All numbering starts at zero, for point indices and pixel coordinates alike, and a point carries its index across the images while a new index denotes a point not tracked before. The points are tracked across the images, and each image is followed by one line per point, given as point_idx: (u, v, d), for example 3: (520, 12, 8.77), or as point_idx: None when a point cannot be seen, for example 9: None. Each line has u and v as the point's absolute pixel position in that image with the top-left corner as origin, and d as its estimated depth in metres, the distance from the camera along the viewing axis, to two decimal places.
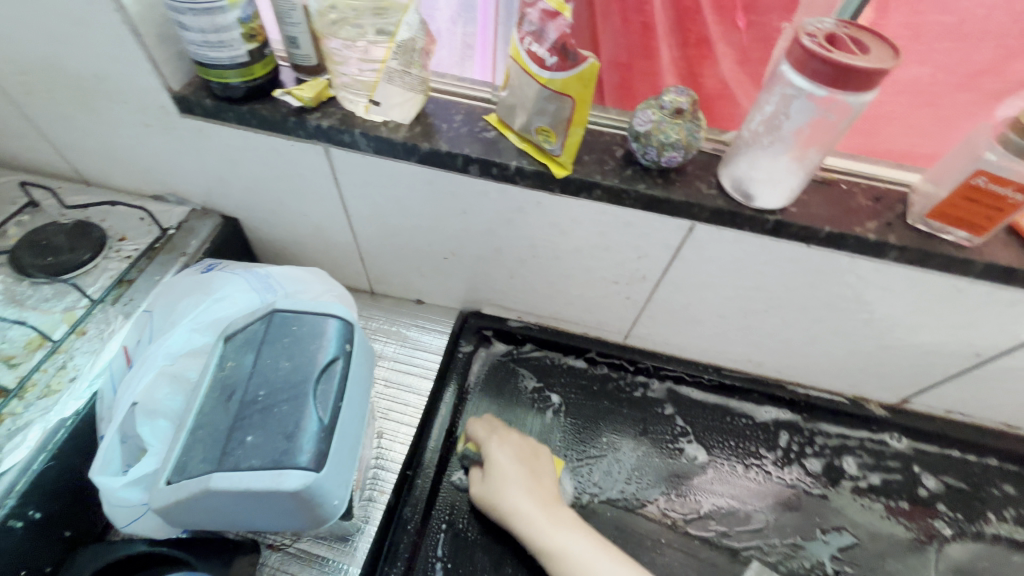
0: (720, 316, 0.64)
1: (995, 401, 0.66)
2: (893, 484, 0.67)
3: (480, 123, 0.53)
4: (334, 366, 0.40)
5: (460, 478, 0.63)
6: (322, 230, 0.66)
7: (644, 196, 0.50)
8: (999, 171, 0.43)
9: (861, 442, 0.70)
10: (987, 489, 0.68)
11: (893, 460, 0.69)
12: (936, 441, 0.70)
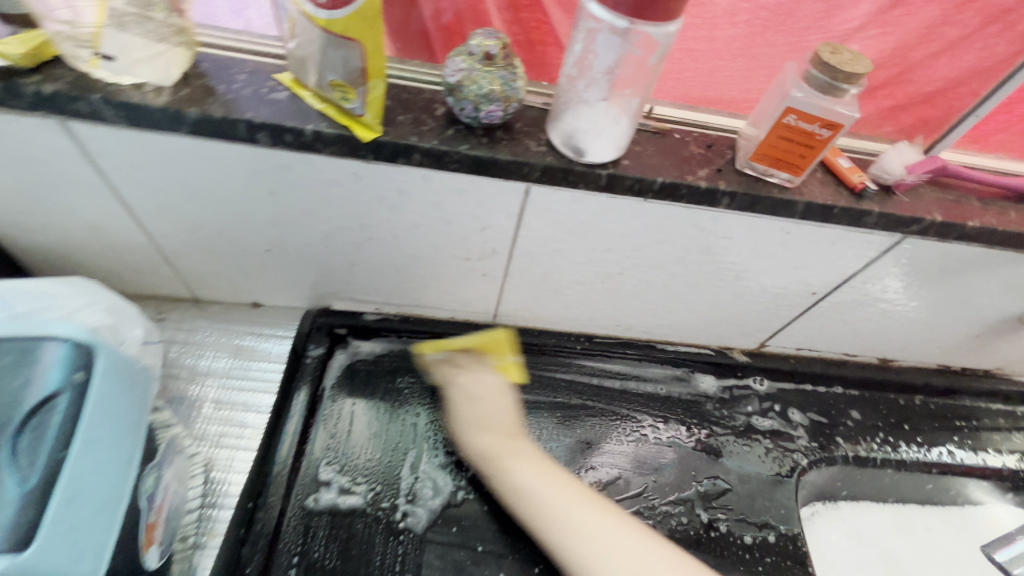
0: (580, 283, 0.64)
1: (835, 334, 0.72)
2: (760, 425, 0.70)
3: (280, 88, 0.47)
4: (55, 401, 0.42)
5: (316, 499, 0.55)
6: (109, 235, 0.54)
7: (465, 157, 0.48)
8: (805, 108, 0.48)
9: (730, 390, 0.72)
10: (841, 420, 0.72)
11: (757, 403, 0.71)
12: (792, 378, 0.74)
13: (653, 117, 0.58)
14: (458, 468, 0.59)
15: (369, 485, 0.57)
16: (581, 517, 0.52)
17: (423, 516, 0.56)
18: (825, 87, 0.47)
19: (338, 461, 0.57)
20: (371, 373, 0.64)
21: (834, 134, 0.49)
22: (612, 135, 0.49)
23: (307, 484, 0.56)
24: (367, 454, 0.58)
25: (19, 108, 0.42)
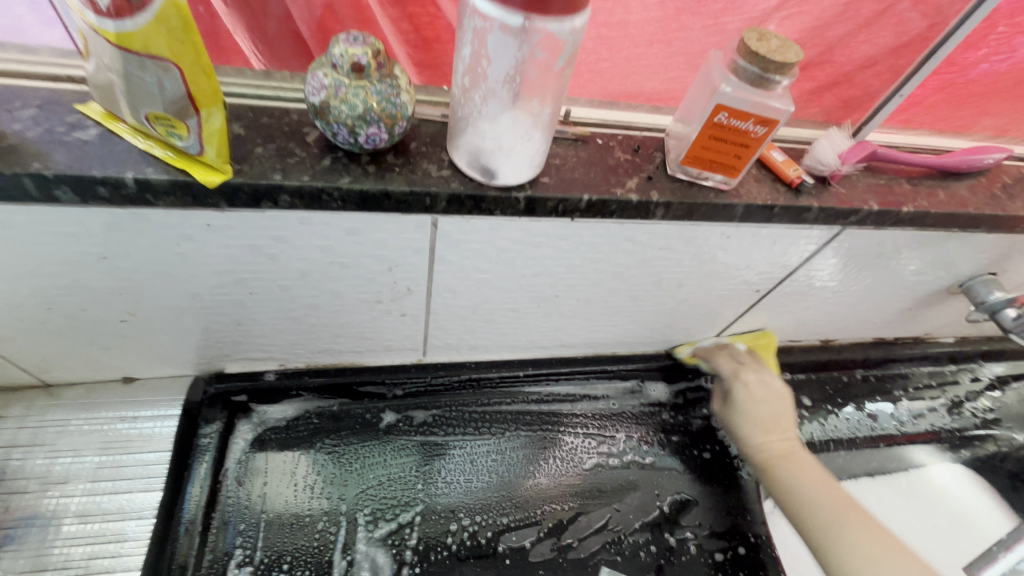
0: (825, 305, 0.63)
1: None
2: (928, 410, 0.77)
3: (617, 156, 0.42)
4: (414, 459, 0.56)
5: (616, 545, 0.55)
6: (387, 313, 0.49)
7: (821, 212, 0.44)
8: None
9: (895, 381, 0.78)
10: (992, 394, 0.80)
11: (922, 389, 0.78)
12: (946, 360, 0.80)
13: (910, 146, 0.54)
14: (742, 501, 0.61)
15: (674, 531, 0.58)
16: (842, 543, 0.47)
17: (712, 547, 0.58)
18: None
19: (621, 504, 0.58)
20: (622, 415, 0.65)
21: None
22: (922, 182, 0.50)
23: (615, 535, 0.56)
24: (642, 493, 0.59)
25: (389, 207, 0.36)
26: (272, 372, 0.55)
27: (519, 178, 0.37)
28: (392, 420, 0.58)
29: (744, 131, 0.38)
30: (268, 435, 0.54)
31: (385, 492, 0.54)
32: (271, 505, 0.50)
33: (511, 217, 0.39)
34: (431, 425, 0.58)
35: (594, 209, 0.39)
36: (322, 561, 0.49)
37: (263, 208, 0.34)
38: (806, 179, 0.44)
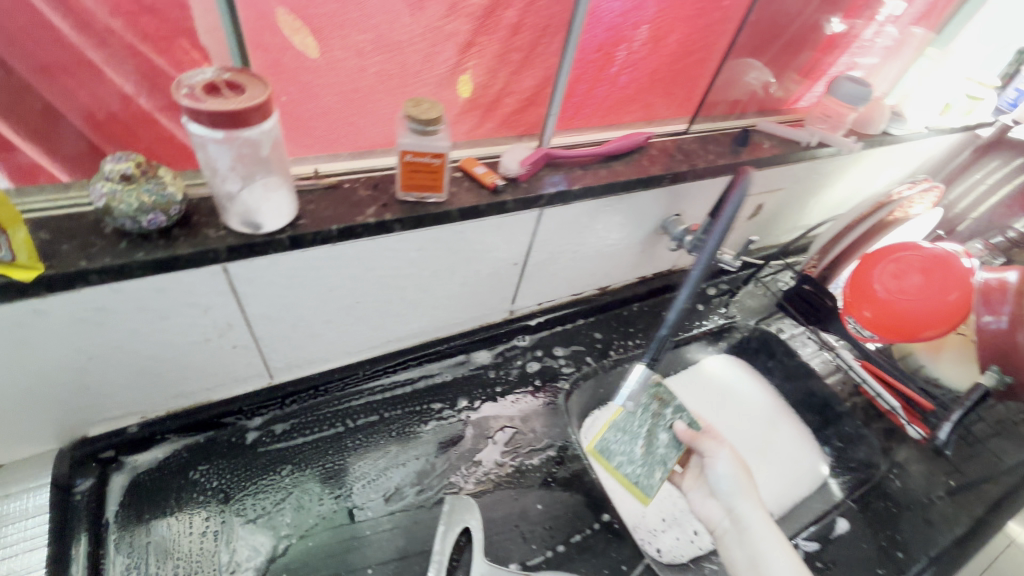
0: (578, 262, 0.85)
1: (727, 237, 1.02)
2: (684, 320, 1.04)
3: (359, 193, 0.60)
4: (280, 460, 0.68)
5: (458, 477, 0.72)
6: (220, 348, 0.61)
7: (516, 201, 0.65)
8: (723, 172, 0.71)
9: (661, 306, 1.03)
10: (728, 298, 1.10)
11: (678, 307, 1.06)
12: (694, 282, 1.09)
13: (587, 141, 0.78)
14: (552, 420, 0.81)
15: (503, 454, 0.75)
16: (783, 548, 0.65)
17: (534, 459, 0.76)
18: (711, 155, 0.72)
19: (458, 446, 0.75)
20: (453, 383, 0.82)
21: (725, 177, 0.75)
22: (592, 166, 0.73)
23: (456, 470, 0.72)
24: (473, 435, 0.77)
25: (182, 266, 0.49)
26: (134, 425, 0.64)
27: (281, 224, 0.53)
28: (255, 437, 0.70)
29: (431, 164, 0.57)
30: (142, 477, 0.64)
31: (258, 492, 0.65)
32: (154, 528, 0.60)
33: (284, 253, 0.54)
34: (290, 432, 0.71)
35: (346, 233, 0.56)
36: (211, 559, 0.60)
37: (79, 287, 0.46)
38: (499, 182, 0.64)
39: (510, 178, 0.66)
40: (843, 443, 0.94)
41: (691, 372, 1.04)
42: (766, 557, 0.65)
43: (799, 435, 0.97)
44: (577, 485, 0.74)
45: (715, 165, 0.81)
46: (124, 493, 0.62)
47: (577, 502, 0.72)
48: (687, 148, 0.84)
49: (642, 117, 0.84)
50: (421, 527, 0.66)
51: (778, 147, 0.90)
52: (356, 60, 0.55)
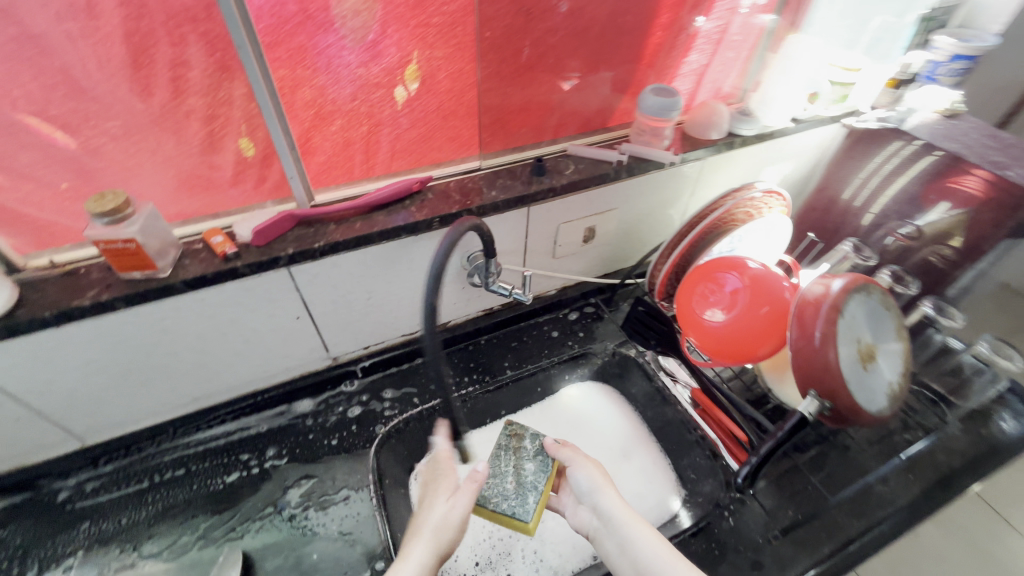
0: (383, 307, 0.86)
1: (566, 261, 0.99)
2: (536, 351, 1.01)
3: (92, 277, 0.65)
4: (82, 516, 0.75)
5: (243, 529, 0.75)
6: (0, 423, 0.69)
7: (249, 267, 0.68)
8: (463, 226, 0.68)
9: (508, 337, 1.03)
10: (590, 323, 1.05)
11: (530, 336, 1.03)
12: (551, 308, 1.06)
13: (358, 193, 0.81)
14: (357, 468, 0.83)
15: (295, 505, 0.78)
16: (647, 530, 0.66)
17: (326, 509, 0.78)
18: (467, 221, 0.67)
19: (253, 497, 0.79)
20: (267, 434, 0.86)
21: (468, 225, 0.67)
22: (349, 220, 0.75)
23: (243, 522, 0.76)
24: (271, 486, 0.80)
25: None
26: None
27: None
28: (67, 496, 0.77)
29: (129, 249, 0.61)
30: None
31: (53, 548, 0.72)
32: None
33: (6, 340, 0.61)
34: (99, 489, 0.78)
35: (61, 317, 0.61)
36: None
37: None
38: (228, 251, 0.67)
39: (248, 244, 0.70)
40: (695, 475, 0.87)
41: (547, 403, 0.97)
42: (636, 546, 0.64)
43: (656, 464, 0.89)
44: (361, 535, 0.76)
45: (497, 200, 0.80)
46: None
47: (355, 554, 0.74)
48: (476, 185, 0.83)
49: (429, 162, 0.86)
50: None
51: (587, 169, 0.87)
52: (101, 153, 0.64)
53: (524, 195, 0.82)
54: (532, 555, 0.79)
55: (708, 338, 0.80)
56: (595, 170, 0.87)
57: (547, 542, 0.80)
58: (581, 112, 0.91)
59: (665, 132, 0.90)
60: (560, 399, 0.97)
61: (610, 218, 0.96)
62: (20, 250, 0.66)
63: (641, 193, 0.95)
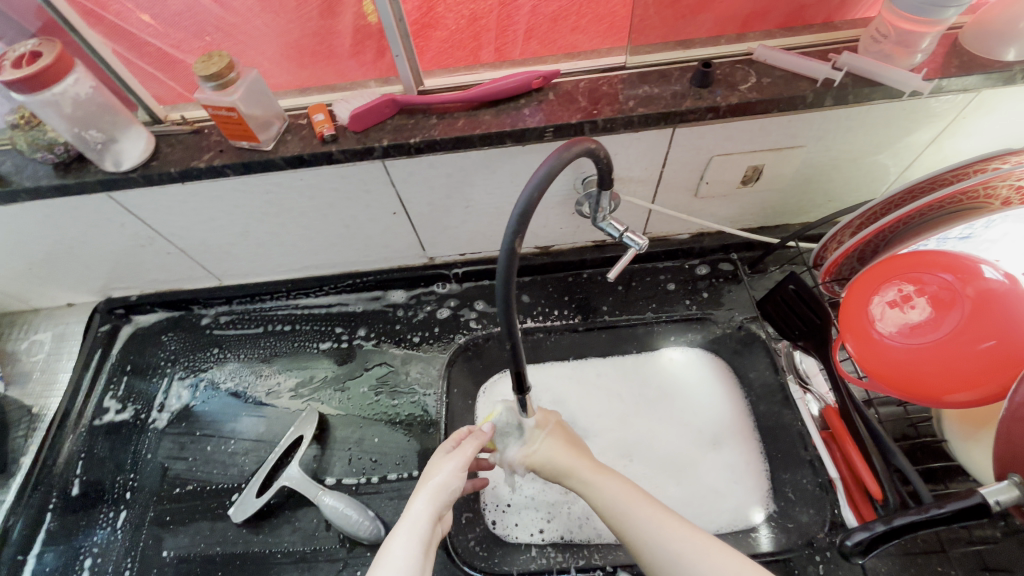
0: (480, 219, 0.79)
1: (709, 203, 0.79)
2: (644, 300, 0.87)
3: (212, 139, 0.67)
4: (215, 342, 0.90)
5: (326, 394, 0.83)
6: (160, 252, 0.82)
7: (344, 152, 0.64)
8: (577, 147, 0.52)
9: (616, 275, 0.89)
10: (721, 284, 0.86)
11: (642, 282, 0.88)
12: (678, 255, 0.88)
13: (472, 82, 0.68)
14: (429, 370, 0.84)
15: (369, 388, 0.83)
16: (614, 480, 0.59)
17: (395, 399, 0.81)
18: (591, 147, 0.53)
19: (339, 369, 0.85)
20: (360, 314, 0.90)
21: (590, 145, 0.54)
22: (452, 115, 0.65)
23: (326, 388, 0.83)
24: (354, 363, 0.85)
25: (76, 192, 0.67)
26: (135, 295, 0.92)
27: (134, 165, 0.65)
28: (208, 322, 0.92)
29: (233, 117, 0.60)
30: (139, 331, 0.93)
31: (195, 361, 0.89)
32: (133, 366, 0.89)
33: (146, 187, 0.67)
34: (229, 323, 0.92)
35: (185, 174, 0.65)
36: (155, 396, 0.86)
37: (21, 200, 0.68)
38: (327, 132, 0.64)
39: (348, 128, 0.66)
40: (792, 497, 0.71)
41: (641, 360, 0.84)
42: (641, 528, 0.54)
43: (750, 463, 0.75)
44: (420, 433, 0.78)
45: (633, 115, 0.62)
46: (126, 336, 0.92)
47: (410, 448, 0.77)
48: (613, 88, 0.65)
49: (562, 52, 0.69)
50: (282, 422, 0.81)
51: (773, 86, 0.62)
52: (228, 9, 0.61)
53: (670, 113, 0.62)
54: (580, 512, 0.73)
55: (872, 354, 0.59)
56: (786, 87, 0.62)
57: None
58: None
59: (921, 41, 0.59)
60: (658, 360, 0.84)
61: (789, 158, 0.71)
62: (161, 101, 0.70)
63: (850, 130, 0.67)
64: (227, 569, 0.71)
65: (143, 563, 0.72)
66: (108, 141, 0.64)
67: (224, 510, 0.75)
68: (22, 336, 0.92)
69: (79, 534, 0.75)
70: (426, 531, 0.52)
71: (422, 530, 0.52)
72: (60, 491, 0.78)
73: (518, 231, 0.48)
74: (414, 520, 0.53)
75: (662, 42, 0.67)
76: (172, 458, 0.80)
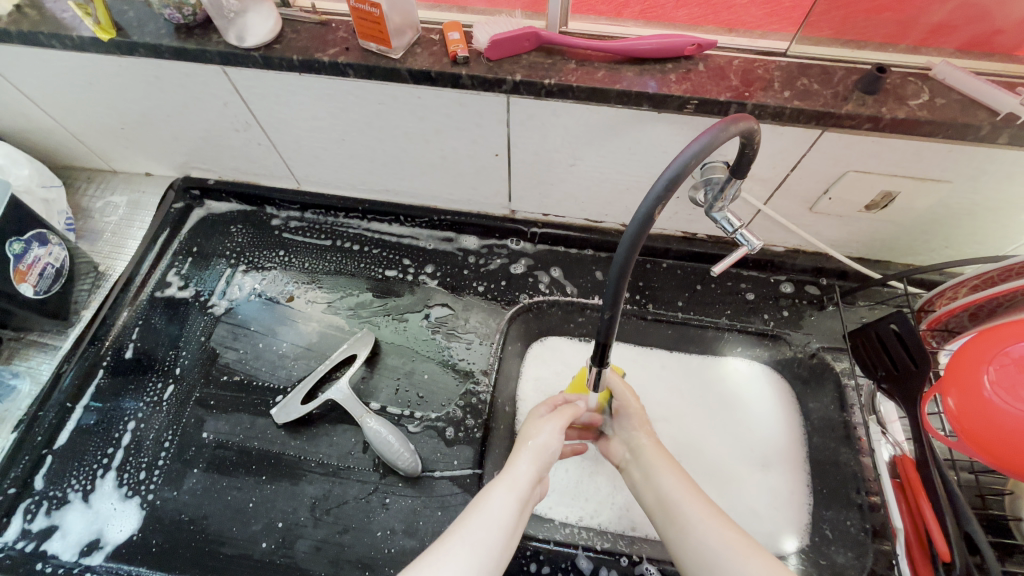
0: (578, 182, 0.76)
1: (822, 219, 0.74)
2: (719, 304, 0.83)
3: (339, 34, 0.64)
4: (282, 244, 0.89)
5: (382, 320, 0.82)
6: (251, 142, 0.80)
7: (472, 78, 0.61)
8: (744, 118, 0.48)
9: (695, 272, 0.85)
10: (804, 306, 0.82)
11: (721, 285, 0.84)
12: (765, 267, 0.83)
13: (617, 34, 0.64)
14: (488, 322, 0.82)
15: (427, 324, 0.82)
16: (672, 469, 0.59)
17: (451, 342, 0.80)
18: (753, 130, 0.49)
19: (399, 299, 0.84)
20: (429, 251, 0.88)
21: (752, 125, 0.50)
22: (592, 63, 0.62)
23: (384, 315, 0.83)
24: (416, 297, 0.84)
25: (194, 58, 0.65)
26: (213, 179, 0.91)
27: (258, 43, 0.63)
28: (278, 224, 0.91)
29: (373, 14, 0.57)
30: (209, 215, 0.92)
31: (258, 257, 0.88)
32: (198, 250, 0.89)
33: (263, 70, 0.65)
34: (298, 229, 0.91)
35: (305, 65, 0.63)
36: (215, 284, 0.86)
37: (137, 55, 0.67)
38: (460, 54, 0.61)
39: (481, 53, 0.62)
40: (830, 535, 0.69)
41: (707, 362, 0.82)
42: (692, 528, 0.52)
43: (795, 493, 0.73)
44: (471, 380, 0.77)
45: (786, 106, 0.58)
46: (196, 217, 0.92)
47: (457, 393, 0.76)
48: (768, 73, 0.61)
49: (720, 24, 0.64)
50: (334, 338, 0.81)
51: (947, 108, 0.57)
52: None
53: (827, 113, 0.57)
54: (618, 500, 0.71)
55: (978, 412, 0.55)
56: (959, 113, 0.57)
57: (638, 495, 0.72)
58: (990, 18, 0.58)
59: None
60: (723, 367, 0.82)
61: (929, 192, 0.66)
62: None
63: (1009, 176, 0.62)
64: (261, 465, 0.71)
65: (183, 439, 0.73)
66: (240, 13, 0.63)
67: (266, 408, 0.75)
68: (98, 195, 0.92)
69: (126, 396, 0.77)
70: (523, 491, 0.55)
71: (521, 488, 0.55)
72: (113, 352, 0.80)
73: (663, 197, 0.45)
74: (515, 478, 0.56)
75: (831, 37, 0.62)
76: (223, 346, 0.80)
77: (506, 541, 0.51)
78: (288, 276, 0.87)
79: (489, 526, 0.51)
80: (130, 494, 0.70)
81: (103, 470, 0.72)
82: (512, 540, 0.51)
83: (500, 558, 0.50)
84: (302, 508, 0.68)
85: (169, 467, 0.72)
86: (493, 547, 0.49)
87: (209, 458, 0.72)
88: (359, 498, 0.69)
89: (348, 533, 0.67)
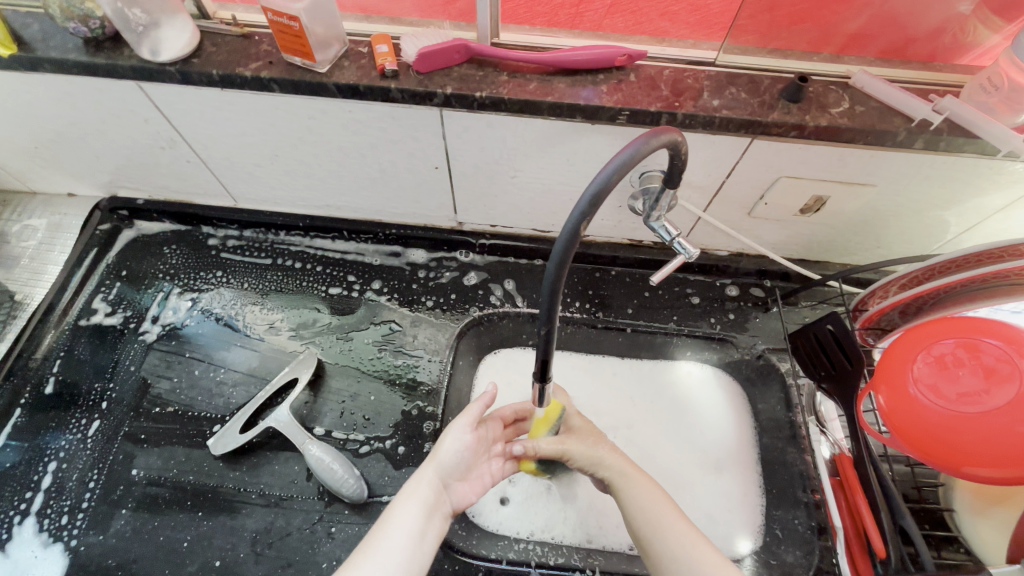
0: (521, 193, 0.75)
1: (761, 223, 0.75)
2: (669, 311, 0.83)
3: (261, 47, 0.62)
4: (219, 264, 0.85)
5: (327, 340, 0.79)
6: (179, 159, 0.77)
7: (402, 92, 0.59)
8: (670, 133, 0.48)
9: (644, 278, 0.86)
10: (748, 308, 0.83)
11: (669, 291, 0.85)
12: (711, 271, 0.85)
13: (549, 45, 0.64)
14: (438, 337, 0.80)
15: (373, 343, 0.79)
16: (676, 520, 0.55)
17: (400, 360, 0.78)
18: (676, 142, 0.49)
19: (345, 318, 0.81)
20: (376, 267, 0.85)
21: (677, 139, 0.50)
22: (525, 75, 0.61)
23: (329, 335, 0.80)
24: (362, 315, 0.82)
25: (105, 74, 0.61)
26: (142, 199, 0.86)
27: (173, 58, 0.60)
28: (215, 243, 0.87)
29: (293, 28, 0.55)
30: (140, 236, 0.87)
31: (194, 279, 0.84)
32: (128, 272, 0.84)
33: (180, 85, 0.62)
34: (236, 247, 0.87)
35: (225, 80, 0.60)
36: (147, 308, 0.82)
37: (42, 71, 0.62)
38: (388, 67, 0.59)
39: (411, 66, 0.61)
40: (780, 535, 0.70)
41: (659, 366, 0.82)
42: (661, 538, 0.54)
43: (747, 494, 0.73)
44: (420, 400, 0.75)
45: (715, 115, 0.58)
46: (125, 238, 0.87)
47: (405, 414, 0.74)
48: (698, 82, 0.61)
49: (651, 35, 0.65)
50: (276, 361, 0.78)
51: (867, 115, 0.59)
52: None
53: (754, 122, 0.58)
54: (572, 512, 0.71)
55: (905, 408, 0.56)
56: (878, 120, 0.58)
57: (591, 508, 0.71)
58: (902, 28, 0.60)
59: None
60: (673, 371, 0.82)
61: (856, 196, 0.68)
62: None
63: (929, 178, 0.64)
64: (197, 501, 0.68)
65: (111, 478, 0.69)
66: (151, 26, 0.60)
67: (202, 439, 0.71)
68: (15, 219, 0.86)
69: (48, 434, 0.72)
70: (427, 500, 0.56)
71: (425, 497, 0.56)
72: (34, 387, 0.75)
73: (587, 213, 0.44)
74: (418, 489, 0.56)
75: (757, 47, 0.63)
76: (156, 375, 0.76)
77: (416, 551, 0.52)
78: (226, 298, 0.83)
79: (394, 538, 0.52)
80: (52, 540, 0.65)
81: (21, 517, 0.66)
82: (424, 552, 0.53)
83: (411, 566, 0.51)
84: (242, 544, 0.65)
85: (94, 509, 0.67)
86: (400, 558, 0.51)
87: (140, 496, 0.68)
88: (304, 529, 0.66)
89: (292, 567, 0.64)
